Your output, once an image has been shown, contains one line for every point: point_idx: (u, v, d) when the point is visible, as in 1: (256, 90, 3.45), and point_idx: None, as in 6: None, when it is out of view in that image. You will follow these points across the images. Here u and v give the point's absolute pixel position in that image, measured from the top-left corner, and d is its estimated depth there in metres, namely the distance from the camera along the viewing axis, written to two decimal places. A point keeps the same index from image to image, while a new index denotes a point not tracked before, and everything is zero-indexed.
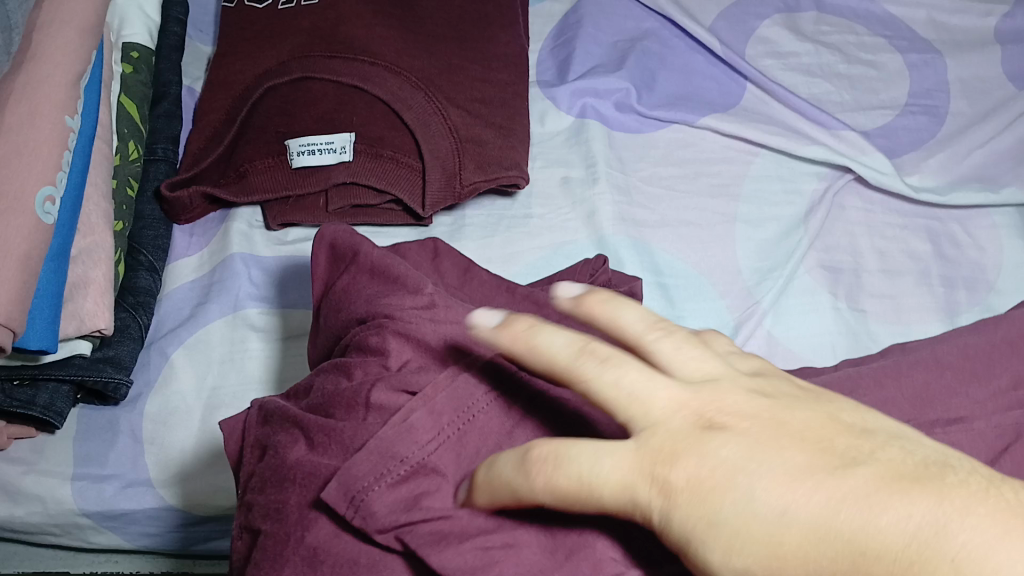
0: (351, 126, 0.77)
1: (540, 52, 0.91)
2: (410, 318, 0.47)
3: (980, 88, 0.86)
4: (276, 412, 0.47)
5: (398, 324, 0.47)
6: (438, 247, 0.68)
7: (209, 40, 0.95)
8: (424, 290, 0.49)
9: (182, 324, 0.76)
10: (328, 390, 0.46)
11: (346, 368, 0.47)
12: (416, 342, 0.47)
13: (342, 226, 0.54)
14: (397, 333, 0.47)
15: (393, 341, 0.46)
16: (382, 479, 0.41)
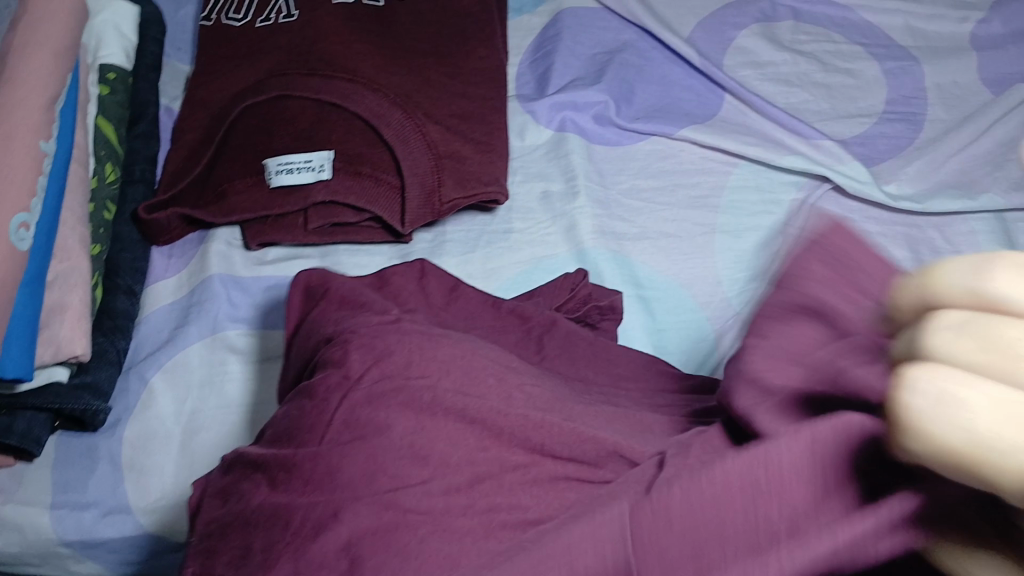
0: (329, 144, 0.77)
1: (519, 65, 0.91)
2: (374, 332, 0.47)
3: (957, 94, 0.87)
4: (237, 457, 0.48)
5: (361, 338, 0.47)
6: (425, 267, 0.68)
7: (187, 59, 0.95)
8: (389, 313, 0.50)
9: (161, 347, 0.76)
10: (284, 422, 0.47)
11: (303, 391, 0.47)
12: (376, 350, 0.46)
13: (316, 268, 0.57)
14: (359, 345, 0.46)
15: (354, 353, 0.46)
16: (348, 514, 0.41)
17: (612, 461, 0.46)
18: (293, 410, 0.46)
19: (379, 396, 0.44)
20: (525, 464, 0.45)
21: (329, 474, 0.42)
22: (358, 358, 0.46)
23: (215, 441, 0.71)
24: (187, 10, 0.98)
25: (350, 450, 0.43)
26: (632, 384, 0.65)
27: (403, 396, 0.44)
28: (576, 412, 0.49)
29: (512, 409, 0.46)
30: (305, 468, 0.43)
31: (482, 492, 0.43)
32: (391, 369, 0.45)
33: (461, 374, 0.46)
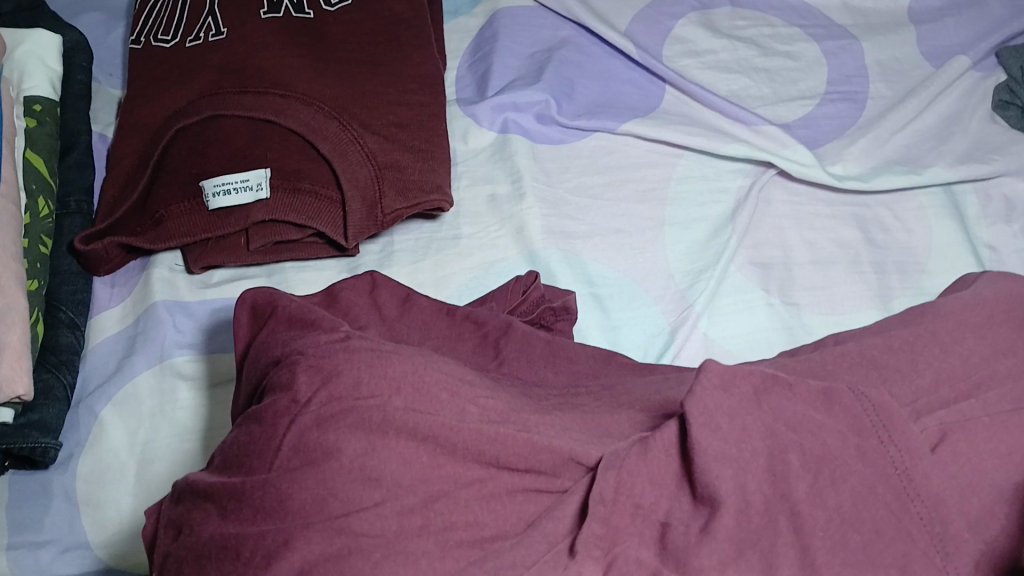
0: (265, 162, 0.75)
1: (459, 69, 0.90)
2: (322, 352, 0.46)
3: (898, 69, 0.87)
4: (187, 483, 0.46)
5: (309, 359, 0.45)
6: (376, 280, 0.66)
7: (119, 83, 0.93)
8: (339, 331, 0.48)
9: (109, 379, 0.73)
10: (232, 447, 0.45)
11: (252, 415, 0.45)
12: (325, 374, 0.44)
13: (263, 287, 0.55)
14: (307, 367, 0.45)
15: (302, 375, 0.45)
16: (300, 538, 0.41)
17: (569, 469, 0.44)
18: (241, 434, 0.45)
19: (326, 417, 0.43)
20: (481, 478, 0.43)
21: (278, 502, 0.42)
22: (302, 379, 0.44)
23: (171, 472, 0.69)
24: (116, 34, 0.95)
25: (301, 475, 0.42)
26: (591, 381, 0.63)
27: (354, 419, 0.43)
28: (533, 418, 0.47)
29: (463, 422, 0.43)
30: (256, 497, 0.42)
31: (437, 510, 0.42)
32: (340, 390, 0.44)
33: (413, 392, 0.44)
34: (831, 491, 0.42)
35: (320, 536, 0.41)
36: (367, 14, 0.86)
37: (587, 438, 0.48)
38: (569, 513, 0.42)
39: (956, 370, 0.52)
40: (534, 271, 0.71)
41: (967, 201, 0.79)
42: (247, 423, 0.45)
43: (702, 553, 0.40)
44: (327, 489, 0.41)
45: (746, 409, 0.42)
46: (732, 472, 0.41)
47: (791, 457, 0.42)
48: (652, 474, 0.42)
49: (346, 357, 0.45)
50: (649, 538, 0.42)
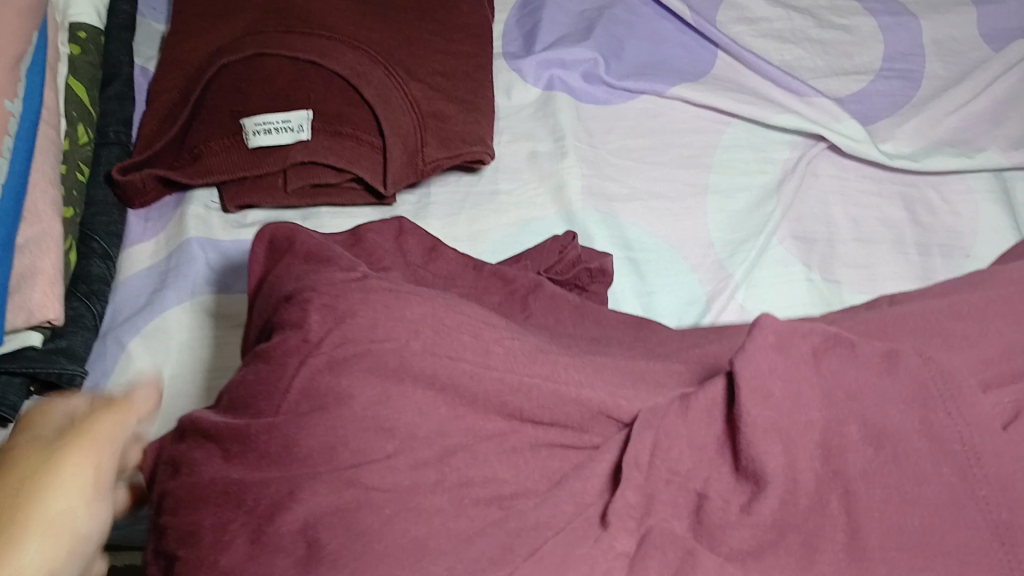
0: (307, 103, 0.74)
1: (506, 22, 0.88)
2: (337, 289, 0.45)
3: (954, 50, 0.84)
4: (190, 421, 0.47)
5: (323, 297, 0.45)
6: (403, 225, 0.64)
7: (163, 18, 0.92)
8: (355, 271, 0.48)
9: (138, 312, 0.73)
10: (242, 385, 0.46)
11: (263, 356, 0.45)
12: (337, 315, 0.44)
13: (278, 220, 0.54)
14: (321, 306, 0.45)
15: (315, 315, 0.45)
16: (304, 492, 0.41)
17: (597, 424, 0.44)
18: (253, 372, 0.45)
19: (341, 361, 0.43)
20: (502, 431, 0.44)
21: (286, 447, 0.42)
22: (316, 320, 0.44)
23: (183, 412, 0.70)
24: None
25: (312, 419, 0.42)
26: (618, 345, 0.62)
27: (374, 362, 0.43)
28: (563, 366, 0.46)
29: (489, 373, 0.44)
30: (265, 439, 0.43)
31: (453, 465, 0.42)
32: (357, 332, 0.44)
33: (435, 336, 0.44)
34: (893, 469, 0.38)
35: (323, 481, 0.41)
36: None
37: (623, 387, 0.46)
38: (602, 471, 0.41)
39: (1007, 353, 0.50)
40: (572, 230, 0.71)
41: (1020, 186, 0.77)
42: (259, 362, 0.45)
43: (740, 527, 0.37)
44: (341, 435, 0.42)
45: (803, 372, 0.39)
46: (782, 448, 0.37)
47: (848, 429, 0.38)
48: (691, 437, 0.39)
49: (362, 300, 0.45)
50: (683, 507, 0.38)
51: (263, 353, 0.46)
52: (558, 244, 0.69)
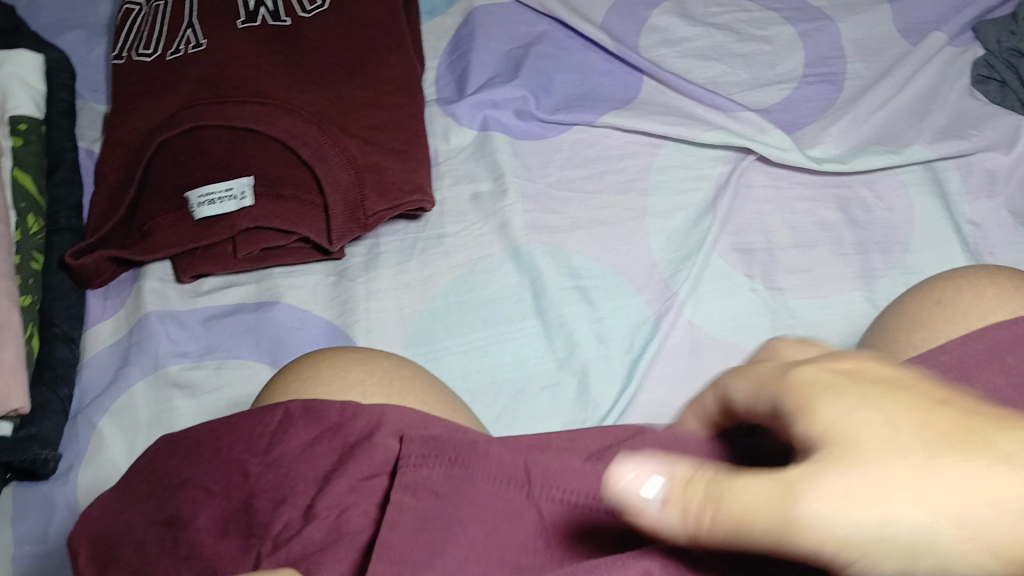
0: (247, 170, 0.76)
1: (438, 68, 0.90)
2: (291, 447, 0.52)
3: (874, 48, 0.88)
4: (132, 501, 0.52)
5: (280, 452, 0.51)
6: (306, 407, 0.52)
7: (103, 99, 0.93)
8: (313, 449, 0.52)
9: (105, 391, 0.74)
10: (155, 461, 0.53)
11: (206, 449, 0.52)
12: (286, 451, 0.52)
13: (194, 465, 0.52)
14: (277, 440, 0.52)
15: (270, 445, 0.52)
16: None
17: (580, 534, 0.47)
18: (201, 480, 0.52)
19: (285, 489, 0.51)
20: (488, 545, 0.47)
21: (192, 510, 0.51)
22: (267, 451, 0.51)
23: (195, 419, 0.72)
24: (99, 50, 0.96)
25: (219, 481, 0.51)
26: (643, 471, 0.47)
27: (275, 444, 0.52)
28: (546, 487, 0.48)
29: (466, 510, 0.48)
30: (181, 503, 0.51)
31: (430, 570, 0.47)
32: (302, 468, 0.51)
33: (347, 406, 0.52)
34: None
35: (216, 539, 0.50)
36: (341, 53, 0.84)
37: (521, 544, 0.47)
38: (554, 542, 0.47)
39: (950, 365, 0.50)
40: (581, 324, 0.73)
41: (934, 114, 0.82)
42: (208, 474, 0.52)
43: None
44: (248, 499, 0.50)
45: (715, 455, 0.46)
46: None
47: None
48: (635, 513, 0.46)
49: (249, 412, 0.53)
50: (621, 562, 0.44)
51: (210, 465, 0.52)
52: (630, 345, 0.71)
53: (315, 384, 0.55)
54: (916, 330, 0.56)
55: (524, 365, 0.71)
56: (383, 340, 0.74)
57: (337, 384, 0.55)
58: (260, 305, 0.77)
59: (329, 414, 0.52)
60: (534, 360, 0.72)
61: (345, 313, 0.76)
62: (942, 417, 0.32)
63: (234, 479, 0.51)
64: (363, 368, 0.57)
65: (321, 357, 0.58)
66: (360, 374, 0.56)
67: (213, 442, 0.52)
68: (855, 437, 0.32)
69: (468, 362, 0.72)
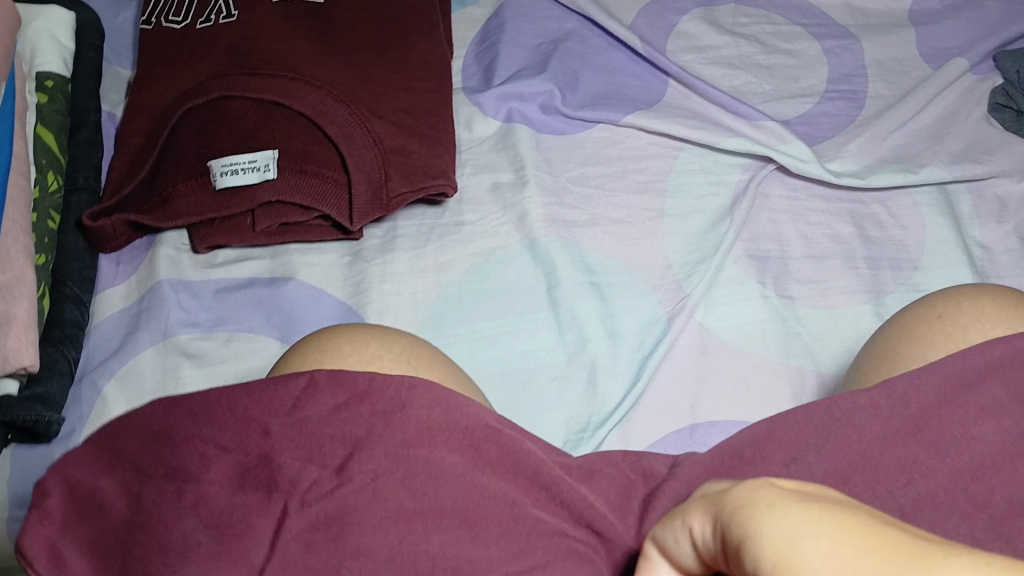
0: (272, 144, 0.77)
1: (465, 57, 0.91)
2: (313, 414, 0.50)
3: (898, 69, 0.89)
4: (130, 454, 0.50)
5: (303, 416, 0.50)
6: (330, 377, 0.50)
7: (128, 64, 0.93)
8: (336, 416, 0.50)
9: (113, 355, 0.74)
10: (150, 420, 0.50)
11: (217, 407, 0.50)
12: (308, 416, 0.50)
13: (205, 419, 0.50)
14: (299, 405, 0.50)
15: (291, 409, 0.50)
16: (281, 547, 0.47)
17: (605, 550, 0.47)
18: (210, 435, 0.49)
19: (309, 454, 0.49)
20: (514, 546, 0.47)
21: (202, 464, 0.49)
22: (287, 416, 0.49)
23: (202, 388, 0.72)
24: (127, 14, 0.96)
25: (233, 438, 0.49)
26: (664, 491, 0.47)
27: (299, 406, 0.50)
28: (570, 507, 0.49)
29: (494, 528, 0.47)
30: (189, 456, 0.49)
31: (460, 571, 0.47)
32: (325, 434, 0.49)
33: (376, 375, 0.50)
34: None
35: (232, 492, 0.48)
36: (374, 35, 0.85)
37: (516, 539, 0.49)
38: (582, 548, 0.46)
39: (965, 374, 0.50)
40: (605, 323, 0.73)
41: (952, 138, 0.83)
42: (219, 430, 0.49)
43: None
44: (265, 458, 0.49)
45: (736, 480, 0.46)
46: None
47: None
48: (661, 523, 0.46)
49: (271, 377, 0.50)
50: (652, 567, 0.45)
51: (224, 421, 0.50)
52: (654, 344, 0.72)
53: (335, 360, 0.55)
54: (916, 345, 0.56)
55: (534, 356, 0.72)
56: (396, 322, 0.74)
57: (355, 358, 0.55)
58: (274, 280, 0.77)
59: (356, 385, 0.50)
60: (545, 353, 0.72)
61: (359, 293, 0.76)
62: (879, 541, 0.31)
63: (251, 436, 0.49)
64: (382, 344, 0.56)
65: (338, 333, 0.57)
66: (379, 350, 0.56)
67: (227, 402, 0.50)
68: (790, 557, 0.31)
69: (479, 350, 0.72)
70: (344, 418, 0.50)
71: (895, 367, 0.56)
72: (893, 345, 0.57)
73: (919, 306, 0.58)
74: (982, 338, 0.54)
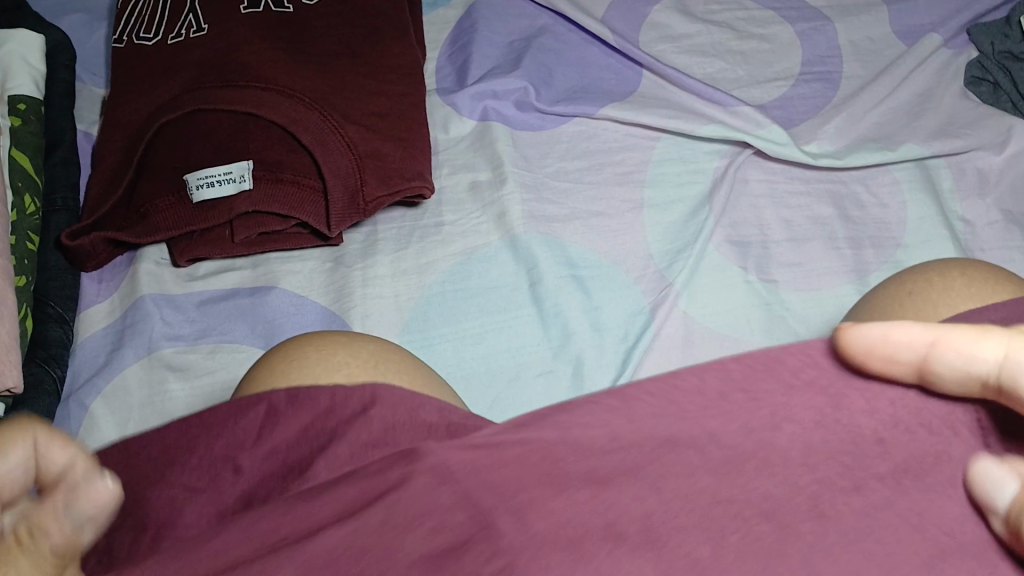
0: (247, 155, 0.76)
1: (439, 59, 0.91)
2: (277, 436, 0.50)
3: (871, 49, 0.89)
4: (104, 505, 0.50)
5: (268, 440, 0.50)
6: (288, 397, 0.50)
7: (103, 83, 0.93)
8: (301, 435, 0.50)
9: (99, 372, 0.74)
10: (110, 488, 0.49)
11: (177, 448, 0.49)
12: (272, 441, 0.49)
13: (168, 465, 0.49)
14: (261, 431, 0.49)
15: (252, 436, 0.49)
16: None
17: None
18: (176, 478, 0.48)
19: (282, 479, 0.49)
20: None
21: (172, 511, 0.48)
22: (250, 443, 0.49)
23: (189, 401, 0.72)
24: (100, 33, 0.96)
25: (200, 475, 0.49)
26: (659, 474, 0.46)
27: (264, 434, 0.49)
28: None
29: None
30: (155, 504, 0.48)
31: None
32: (292, 455, 0.49)
33: (338, 389, 0.50)
34: None
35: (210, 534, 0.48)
36: (345, 42, 0.85)
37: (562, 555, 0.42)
38: None
39: None
40: (587, 316, 0.73)
41: (929, 114, 0.83)
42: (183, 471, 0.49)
43: None
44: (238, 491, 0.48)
45: None
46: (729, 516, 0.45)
47: None
48: None
49: (228, 405, 0.50)
50: None
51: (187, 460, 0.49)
52: (632, 331, 0.72)
53: (307, 369, 0.55)
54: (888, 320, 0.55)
55: (520, 353, 0.72)
56: (379, 326, 0.74)
57: (326, 366, 0.55)
58: (256, 290, 0.77)
59: (318, 398, 0.50)
60: (529, 348, 0.72)
61: (341, 299, 0.76)
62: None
63: (220, 471, 0.49)
64: (350, 351, 0.56)
65: (304, 342, 0.57)
66: (346, 358, 0.56)
67: (187, 442, 0.49)
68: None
69: (464, 350, 0.72)
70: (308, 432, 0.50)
71: None
72: (866, 322, 0.57)
73: (891, 284, 0.58)
74: (953, 311, 0.54)
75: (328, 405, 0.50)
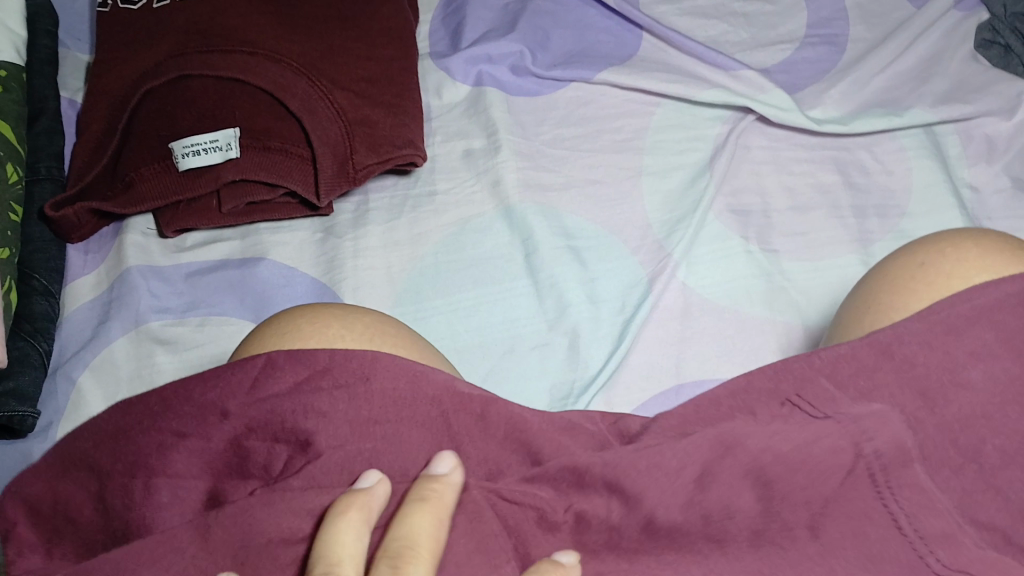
0: (233, 122, 0.74)
1: (432, 22, 0.88)
2: (273, 393, 0.49)
3: (878, 10, 0.86)
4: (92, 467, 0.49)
5: (264, 397, 0.49)
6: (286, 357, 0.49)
7: (87, 48, 0.91)
8: (296, 394, 0.49)
9: (85, 345, 0.72)
10: (105, 425, 0.49)
11: (174, 405, 0.49)
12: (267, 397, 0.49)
13: (165, 415, 0.49)
14: (257, 388, 0.49)
15: (248, 393, 0.49)
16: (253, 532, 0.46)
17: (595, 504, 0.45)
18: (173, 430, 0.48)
19: (276, 433, 0.48)
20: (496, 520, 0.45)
21: (164, 459, 0.48)
22: (246, 401, 0.48)
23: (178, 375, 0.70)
24: None
25: (194, 427, 0.48)
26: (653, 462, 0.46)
27: (259, 385, 0.49)
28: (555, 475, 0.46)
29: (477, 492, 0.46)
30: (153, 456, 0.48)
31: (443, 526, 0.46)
32: (285, 412, 0.48)
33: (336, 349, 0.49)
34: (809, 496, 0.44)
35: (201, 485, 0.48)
36: (334, 4, 0.82)
37: None
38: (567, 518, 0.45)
39: (952, 320, 0.48)
40: (584, 287, 0.71)
41: (937, 78, 0.81)
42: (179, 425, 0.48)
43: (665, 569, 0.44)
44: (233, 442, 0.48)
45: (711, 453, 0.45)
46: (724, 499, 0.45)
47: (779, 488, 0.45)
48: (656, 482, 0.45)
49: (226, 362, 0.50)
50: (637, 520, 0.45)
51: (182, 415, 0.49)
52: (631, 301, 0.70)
53: (296, 343, 0.54)
54: (898, 294, 0.54)
55: (514, 325, 0.70)
56: (370, 297, 0.72)
57: (316, 339, 0.54)
58: (245, 262, 0.75)
59: (315, 362, 0.49)
60: (524, 320, 0.70)
61: (332, 271, 0.74)
62: None
63: (212, 422, 0.48)
64: (342, 323, 0.55)
65: (295, 314, 0.55)
66: (340, 331, 0.54)
67: (184, 396, 0.49)
68: None
69: (458, 322, 0.70)
70: (304, 394, 0.49)
71: (876, 321, 0.54)
72: (875, 295, 0.55)
73: (899, 256, 0.56)
74: (965, 286, 0.52)
75: (324, 373, 0.49)
